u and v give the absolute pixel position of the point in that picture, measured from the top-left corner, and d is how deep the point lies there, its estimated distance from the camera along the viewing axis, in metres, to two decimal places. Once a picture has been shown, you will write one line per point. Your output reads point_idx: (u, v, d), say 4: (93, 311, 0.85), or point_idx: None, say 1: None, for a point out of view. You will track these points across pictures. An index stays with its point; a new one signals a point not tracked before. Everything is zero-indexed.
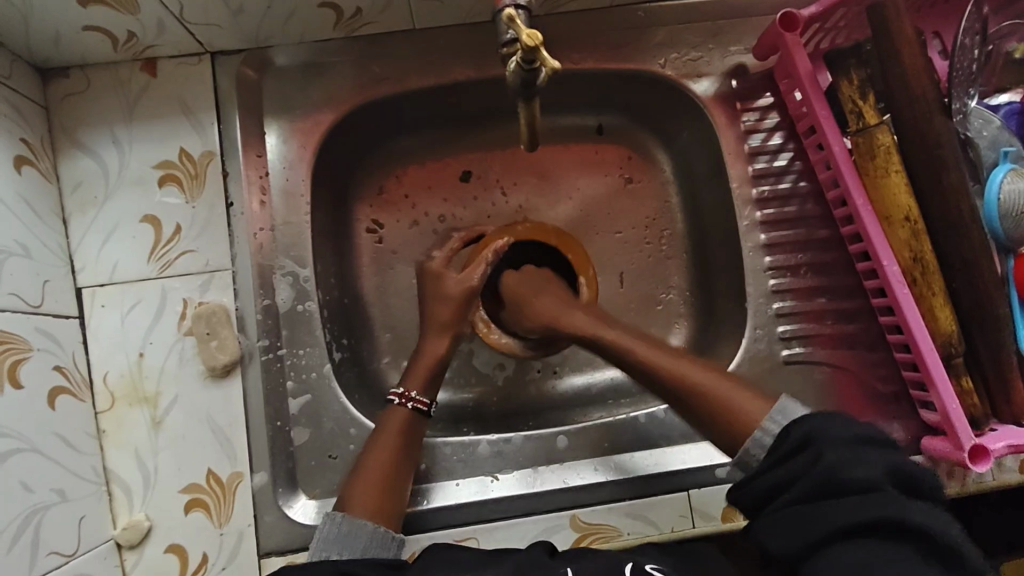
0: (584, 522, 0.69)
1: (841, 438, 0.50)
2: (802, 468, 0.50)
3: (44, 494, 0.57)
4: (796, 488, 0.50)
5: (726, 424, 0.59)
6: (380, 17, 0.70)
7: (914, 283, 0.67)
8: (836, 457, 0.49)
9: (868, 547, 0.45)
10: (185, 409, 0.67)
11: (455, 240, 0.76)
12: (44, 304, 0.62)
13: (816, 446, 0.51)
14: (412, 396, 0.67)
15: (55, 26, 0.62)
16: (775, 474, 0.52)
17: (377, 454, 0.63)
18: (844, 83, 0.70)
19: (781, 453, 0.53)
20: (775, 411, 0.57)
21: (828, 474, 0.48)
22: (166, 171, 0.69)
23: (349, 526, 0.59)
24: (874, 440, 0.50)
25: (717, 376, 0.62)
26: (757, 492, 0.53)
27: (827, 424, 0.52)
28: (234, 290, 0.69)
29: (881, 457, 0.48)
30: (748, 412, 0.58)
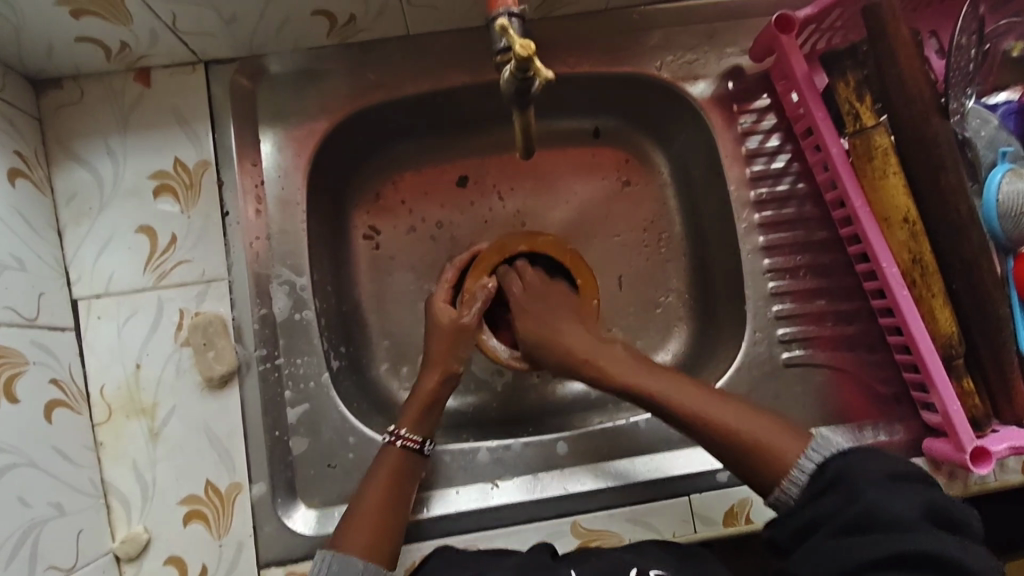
0: (585, 528, 0.69)
1: (878, 476, 0.51)
2: (839, 504, 0.50)
3: (42, 509, 0.57)
4: (833, 523, 0.50)
5: (757, 468, 0.57)
6: (374, 24, 0.69)
7: (914, 284, 0.67)
8: (874, 493, 0.49)
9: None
10: (182, 421, 0.66)
11: (449, 271, 0.74)
12: (40, 317, 0.62)
13: (854, 483, 0.51)
14: (402, 433, 0.66)
15: (48, 38, 0.62)
16: (811, 510, 0.52)
17: (371, 486, 0.63)
18: (840, 85, 0.70)
19: (816, 489, 0.53)
20: (812, 445, 0.56)
21: (866, 510, 0.48)
22: (161, 181, 0.69)
23: (340, 564, 0.57)
24: (912, 481, 0.51)
25: (734, 408, 0.60)
26: (790, 528, 0.53)
27: (864, 462, 0.52)
28: (230, 300, 0.68)
29: (918, 495, 0.49)
30: (780, 452, 0.56)
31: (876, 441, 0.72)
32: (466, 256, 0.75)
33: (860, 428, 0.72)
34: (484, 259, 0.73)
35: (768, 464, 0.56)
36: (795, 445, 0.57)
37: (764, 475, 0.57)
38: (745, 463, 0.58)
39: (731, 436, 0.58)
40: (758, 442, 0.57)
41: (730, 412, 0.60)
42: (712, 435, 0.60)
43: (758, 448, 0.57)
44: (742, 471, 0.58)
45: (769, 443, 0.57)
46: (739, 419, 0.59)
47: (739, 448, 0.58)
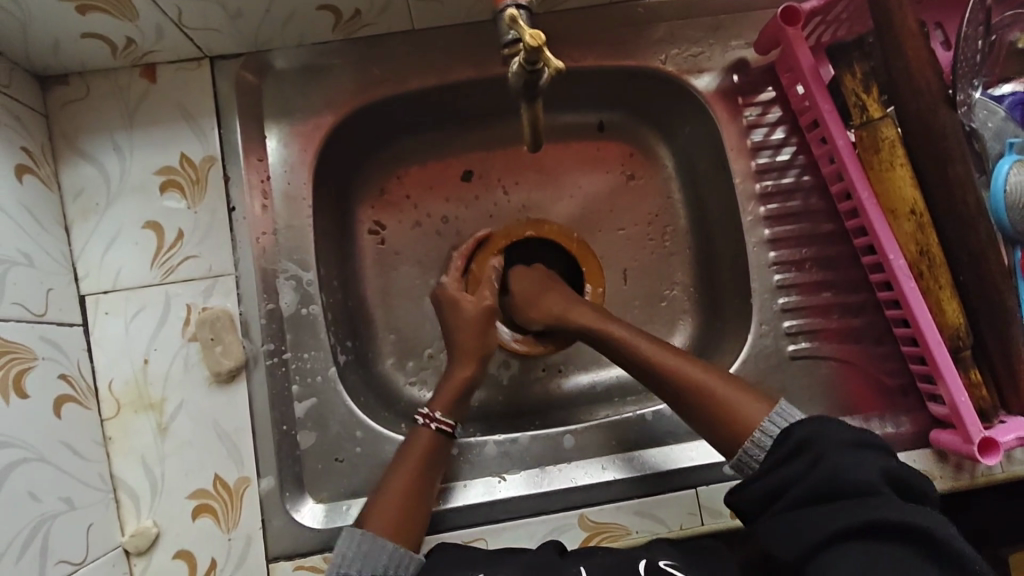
0: (593, 521, 0.69)
1: (841, 442, 0.52)
2: (804, 471, 0.52)
3: (52, 503, 0.57)
4: (799, 489, 0.52)
5: (720, 426, 0.60)
6: (379, 19, 0.69)
7: (921, 276, 0.67)
8: (837, 459, 0.51)
9: (874, 549, 0.46)
10: (190, 415, 0.67)
11: (459, 259, 0.75)
12: (48, 312, 0.62)
13: (818, 448, 0.52)
14: (436, 416, 0.67)
15: (54, 34, 0.62)
16: (775, 476, 0.53)
17: (396, 476, 0.63)
18: (847, 76, 0.69)
19: (780, 455, 0.54)
20: (772, 415, 0.59)
21: (830, 477, 0.50)
22: (167, 176, 0.69)
23: (370, 544, 0.60)
24: (871, 445, 0.52)
25: (710, 372, 0.63)
26: (756, 495, 0.54)
27: (828, 427, 0.54)
28: (237, 295, 0.69)
29: (880, 461, 0.51)
30: (741, 415, 0.60)
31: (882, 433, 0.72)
32: (471, 242, 0.75)
33: (867, 420, 0.72)
34: (492, 244, 0.75)
35: (729, 425, 0.60)
36: (759, 409, 0.60)
37: (726, 432, 0.60)
38: (708, 420, 0.61)
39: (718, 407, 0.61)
40: (725, 403, 0.61)
41: (705, 374, 0.63)
42: (683, 394, 0.63)
43: (721, 410, 0.61)
44: (705, 429, 0.62)
45: (735, 407, 0.60)
46: (711, 380, 0.62)
47: (705, 408, 0.61)
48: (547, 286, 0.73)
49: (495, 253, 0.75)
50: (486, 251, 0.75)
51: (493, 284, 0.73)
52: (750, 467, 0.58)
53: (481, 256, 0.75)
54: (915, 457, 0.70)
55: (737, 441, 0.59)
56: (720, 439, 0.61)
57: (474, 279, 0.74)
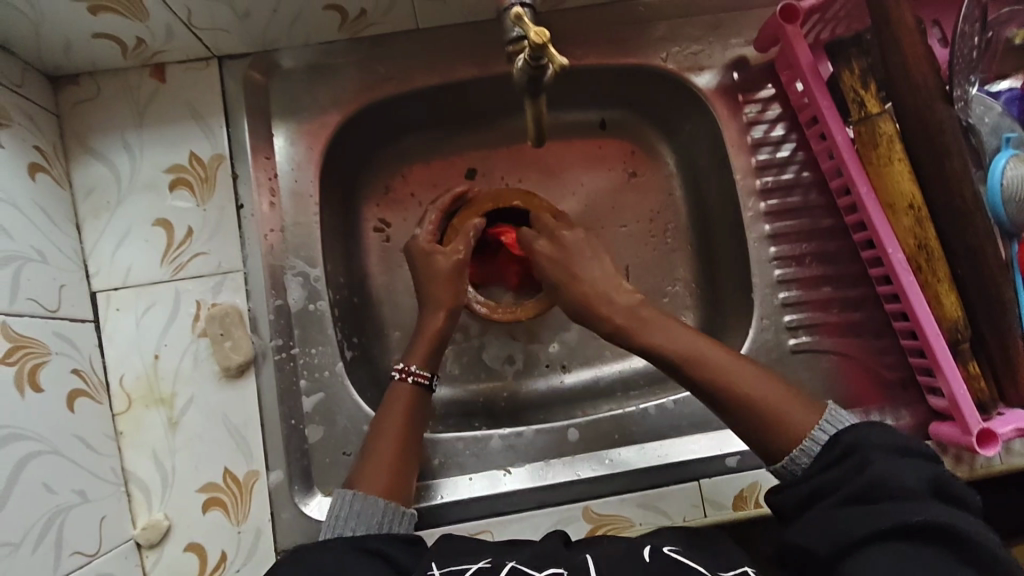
0: (597, 513, 0.70)
1: (887, 449, 0.53)
2: (847, 475, 0.53)
3: (66, 495, 0.58)
4: (841, 493, 0.53)
5: (768, 435, 0.59)
6: (384, 18, 0.70)
7: (919, 270, 0.68)
8: (884, 465, 0.52)
9: (916, 552, 0.47)
10: (200, 410, 0.68)
11: (433, 213, 0.75)
12: (61, 308, 0.63)
13: (865, 455, 0.53)
14: (413, 370, 0.68)
15: (66, 34, 0.63)
16: (818, 479, 0.54)
17: (383, 434, 0.64)
18: (846, 73, 0.71)
19: (826, 459, 0.55)
20: (826, 418, 0.57)
21: (875, 480, 0.51)
22: (177, 174, 0.70)
23: (362, 504, 0.59)
24: (915, 453, 0.53)
25: (758, 375, 0.61)
26: (795, 497, 0.55)
27: (876, 436, 0.54)
28: (246, 291, 0.70)
29: (922, 468, 0.52)
30: (793, 423, 0.58)
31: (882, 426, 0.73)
32: (449, 198, 0.76)
33: (867, 413, 0.73)
34: (477, 204, 0.75)
35: (780, 432, 0.58)
36: (809, 415, 0.58)
37: (776, 437, 0.58)
38: (757, 425, 0.59)
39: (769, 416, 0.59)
40: (775, 408, 0.59)
41: (753, 377, 0.61)
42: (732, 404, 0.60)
43: (772, 417, 0.58)
44: (751, 434, 0.60)
45: (784, 414, 0.58)
46: (761, 385, 0.60)
47: (755, 414, 0.59)
48: (590, 258, 0.69)
49: (477, 213, 0.74)
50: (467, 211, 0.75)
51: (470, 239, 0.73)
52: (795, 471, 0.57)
53: (463, 214, 0.75)
54: None
55: (787, 447, 0.57)
56: (766, 445, 0.59)
57: (451, 233, 0.74)
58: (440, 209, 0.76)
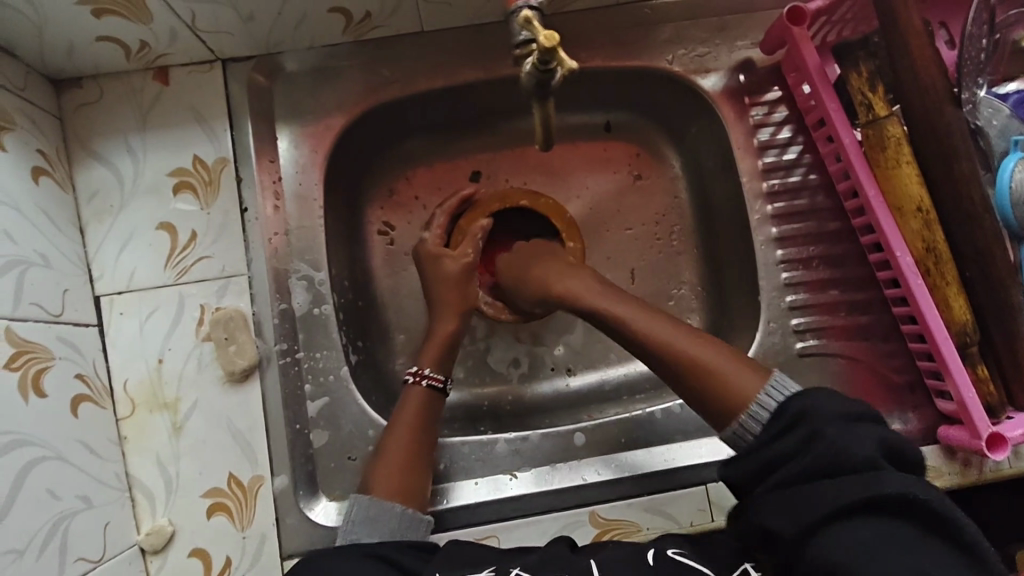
0: (604, 518, 0.69)
1: (834, 416, 0.52)
2: (798, 447, 0.52)
3: (70, 502, 0.57)
4: (795, 465, 0.51)
5: (712, 397, 0.59)
6: (389, 21, 0.70)
7: (928, 273, 0.68)
8: (833, 434, 0.50)
9: (872, 525, 0.46)
10: (204, 414, 0.67)
11: (440, 217, 0.75)
12: (64, 313, 0.62)
13: (813, 424, 0.52)
14: (426, 373, 0.68)
15: (69, 37, 0.62)
16: (770, 452, 0.53)
17: (394, 439, 0.64)
18: (853, 76, 0.70)
19: (776, 429, 0.54)
20: (770, 385, 0.57)
21: (828, 452, 0.50)
22: (180, 178, 0.69)
23: (376, 509, 0.60)
24: (863, 418, 0.52)
25: (706, 344, 0.61)
26: (751, 469, 0.54)
27: (823, 401, 0.53)
28: (250, 295, 0.69)
29: (873, 432, 0.51)
30: (737, 388, 0.58)
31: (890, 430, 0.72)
32: (456, 200, 0.76)
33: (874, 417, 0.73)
34: (484, 204, 0.75)
35: (727, 399, 0.58)
36: (753, 381, 0.58)
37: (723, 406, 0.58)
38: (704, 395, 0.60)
39: (709, 375, 0.59)
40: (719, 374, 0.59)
41: (696, 344, 0.61)
42: (671, 366, 0.61)
43: (718, 385, 0.59)
44: (702, 404, 0.60)
45: (726, 376, 0.59)
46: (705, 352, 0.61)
47: (703, 384, 0.60)
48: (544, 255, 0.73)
49: (485, 214, 0.75)
50: (472, 215, 0.75)
51: (477, 241, 0.73)
52: (745, 439, 0.57)
53: (471, 215, 0.75)
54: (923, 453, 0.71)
55: (734, 416, 0.57)
56: (717, 414, 0.59)
57: (459, 234, 0.75)
58: (445, 212, 0.76)
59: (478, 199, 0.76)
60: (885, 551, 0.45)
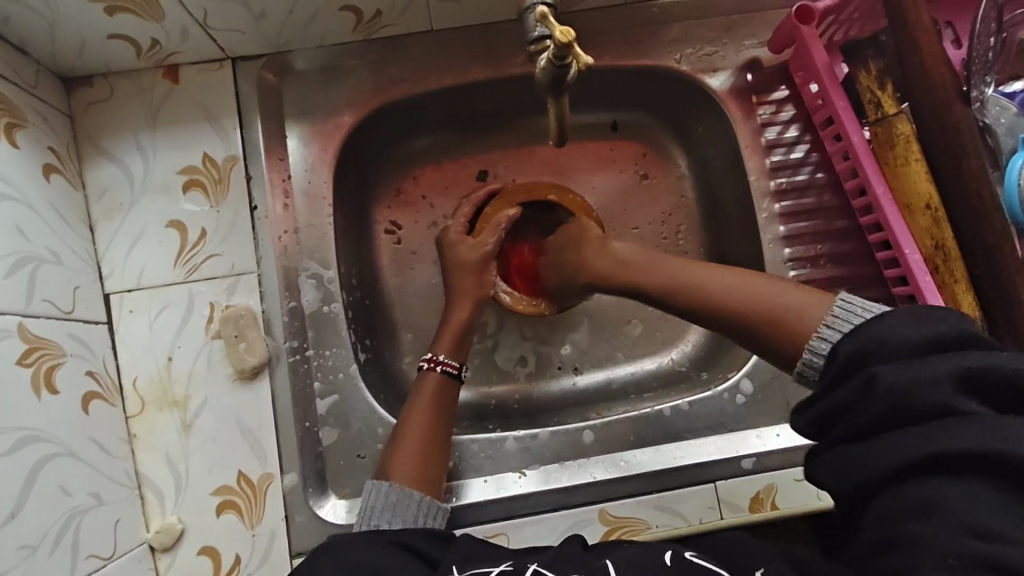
0: (613, 516, 0.70)
1: (901, 353, 0.43)
2: (858, 396, 0.44)
3: (82, 498, 0.57)
4: (850, 417, 0.45)
5: (776, 334, 0.52)
6: (398, 19, 0.70)
7: (936, 270, 0.68)
8: (897, 382, 0.42)
9: (942, 485, 0.40)
10: (214, 412, 0.67)
11: (466, 206, 0.77)
12: (75, 311, 0.62)
13: (874, 369, 0.44)
14: (440, 360, 0.69)
15: (80, 34, 0.62)
16: (829, 404, 0.46)
17: (412, 427, 0.64)
18: (862, 74, 0.71)
19: (834, 375, 0.46)
20: (836, 314, 0.49)
21: (888, 403, 0.42)
22: (190, 176, 0.69)
23: (398, 496, 0.60)
24: (945, 349, 0.42)
25: (746, 277, 0.57)
26: (813, 417, 0.48)
27: (892, 334, 0.44)
28: (260, 293, 0.69)
29: (950, 369, 0.41)
30: (801, 315, 0.51)
31: None
32: (483, 193, 0.78)
33: None
34: (510, 194, 0.76)
35: (787, 332, 0.51)
36: (820, 309, 0.51)
37: (786, 345, 0.52)
38: (763, 337, 0.53)
39: (756, 309, 0.54)
40: (769, 310, 0.53)
41: (743, 283, 0.56)
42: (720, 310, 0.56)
43: (772, 318, 0.53)
44: (765, 344, 0.53)
45: (786, 312, 0.52)
46: (762, 291, 0.55)
47: (756, 322, 0.54)
48: (567, 241, 0.73)
49: (511, 205, 0.76)
50: (493, 208, 0.76)
51: (499, 229, 0.74)
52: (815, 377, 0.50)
53: (498, 203, 0.76)
54: None
55: (798, 357, 0.51)
56: (783, 351, 0.52)
57: (484, 221, 0.76)
58: (472, 202, 0.77)
59: (504, 189, 0.77)
60: (944, 513, 0.39)
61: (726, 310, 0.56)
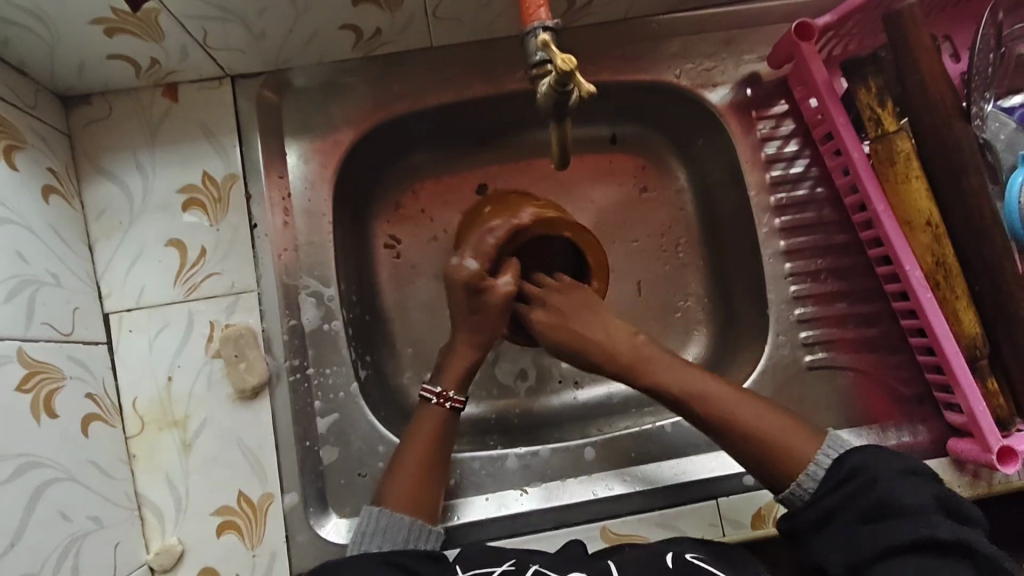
0: (615, 533, 0.69)
1: (893, 468, 0.55)
2: (859, 493, 0.55)
3: (81, 522, 0.57)
4: (852, 512, 0.55)
5: (770, 463, 0.59)
6: (398, 37, 0.70)
7: (937, 287, 0.68)
8: (893, 485, 0.54)
9: (928, 562, 0.50)
10: (214, 432, 0.67)
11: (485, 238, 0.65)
12: (74, 332, 0.62)
13: (872, 474, 0.55)
14: (451, 397, 0.66)
15: (80, 55, 0.62)
16: (830, 500, 0.56)
17: (410, 453, 0.64)
18: (862, 91, 0.70)
19: (836, 481, 0.56)
20: (826, 446, 0.59)
21: (886, 500, 0.53)
22: (190, 195, 0.69)
23: (387, 520, 0.60)
24: (922, 472, 0.56)
25: (751, 404, 0.62)
26: (809, 520, 0.57)
27: (880, 458, 0.56)
28: (260, 311, 0.69)
29: (930, 486, 0.54)
30: (796, 450, 0.59)
31: (900, 443, 0.73)
32: (506, 224, 0.64)
33: (883, 429, 0.73)
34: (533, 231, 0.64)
35: (782, 463, 0.59)
36: (810, 445, 0.59)
37: (777, 469, 0.59)
38: (757, 462, 0.60)
39: (760, 438, 0.60)
40: (769, 438, 0.60)
41: (744, 407, 0.61)
42: (728, 431, 0.61)
43: (773, 449, 0.59)
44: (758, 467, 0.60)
45: (784, 444, 0.59)
46: (760, 416, 0.61)
47: (758, 450, 0.60)
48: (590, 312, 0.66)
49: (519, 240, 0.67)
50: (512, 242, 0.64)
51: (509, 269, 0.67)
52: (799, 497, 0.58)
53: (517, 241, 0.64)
54: (933, 465, 0.71)
55: (786, 480, 0.59)
56: (770, 474, 0.60)
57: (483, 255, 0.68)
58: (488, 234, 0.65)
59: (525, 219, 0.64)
60: None
61: (733, 432, 0.61)
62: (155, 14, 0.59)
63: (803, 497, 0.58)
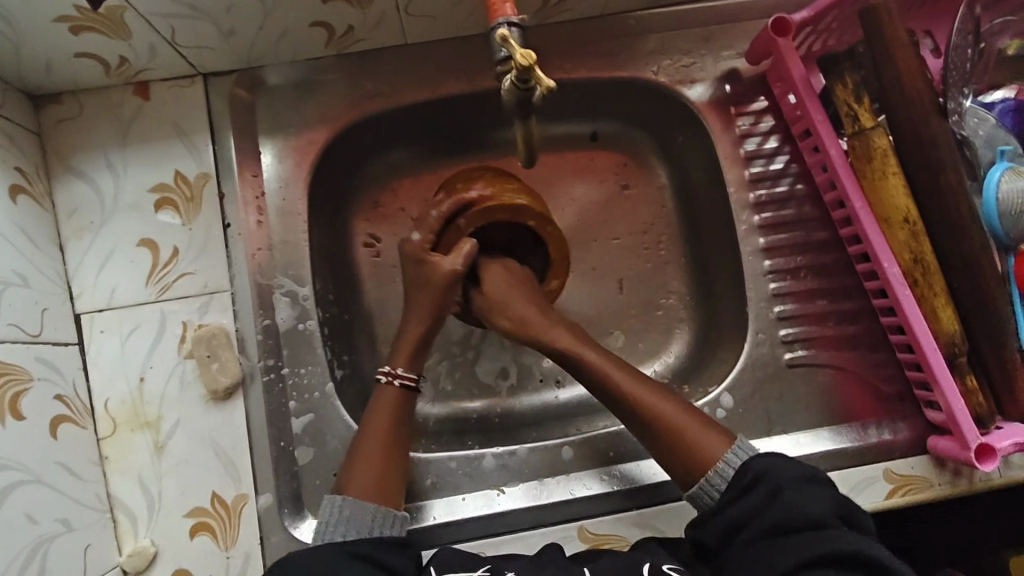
0: (592, 533, 0.69)
1: (792, 477, 0.56)
2: (762, 505, 0.55)
3: (49, 525, 0.57)
4: (754, 524, 0.54)
5: (681, 459, 0.61)
6: (372, 34, 0.70)
7: (915, 283, 0.67)
8: (794, 496, 0.54)
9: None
10: (186, 433, 0.66)
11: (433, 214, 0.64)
12: (43, 333, 0.62)
13: (774, 481, 0.56)
14: (399, 372, 0.66)
15: (46, 54, 0.62)
16: (733, 512, 0.56)
17: (370, 439, 0.63)
18: (839, 87, 0.70)
19: (737, 488, 0.57)
20: (733, 449, 0.60)
21: (789, 512, 0.53)
22: (162, 194, 0.69)
23: (352, 508, 0.59)
24: (819, 482, 0.56)
25: (675, 403, 0.63)
26: (720, 528, 0.56)
27: (778, 463, 0.57)
28: (233, 312, 0.68)
29: (828, 497, 0.55)
30: (704, 450, 0.60)
31: (880, 440, 0.72)
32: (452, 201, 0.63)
33: (864, 427, 0.72)
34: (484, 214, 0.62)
35: (691, 461, 0.60)
36: (720, 446, 0.60)
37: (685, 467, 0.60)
38: (669, 457, 0.61)
39: (676, 435, 0.61)
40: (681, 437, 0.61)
41: (673, 409, 0.62)
42: (648, 426, 0.62)
43: (684, 446, 0.61)
44: (672, 463, 0.61)
45: (695, 443, 0.60)
46: (680, 414, 0.62)
47: (671, 446, 0.61)
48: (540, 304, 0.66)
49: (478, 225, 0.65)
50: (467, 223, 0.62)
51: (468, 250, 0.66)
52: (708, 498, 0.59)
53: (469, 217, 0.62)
54: (914, 464, 0.71)
55: (695, 478, 0.60)
56: (681, 472, 0.61)
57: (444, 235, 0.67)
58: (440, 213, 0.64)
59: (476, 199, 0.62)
60: None
61: (653, 426, 0.62)
62: (121, 12, 0.58)
63: (710, 496, 0.59)
